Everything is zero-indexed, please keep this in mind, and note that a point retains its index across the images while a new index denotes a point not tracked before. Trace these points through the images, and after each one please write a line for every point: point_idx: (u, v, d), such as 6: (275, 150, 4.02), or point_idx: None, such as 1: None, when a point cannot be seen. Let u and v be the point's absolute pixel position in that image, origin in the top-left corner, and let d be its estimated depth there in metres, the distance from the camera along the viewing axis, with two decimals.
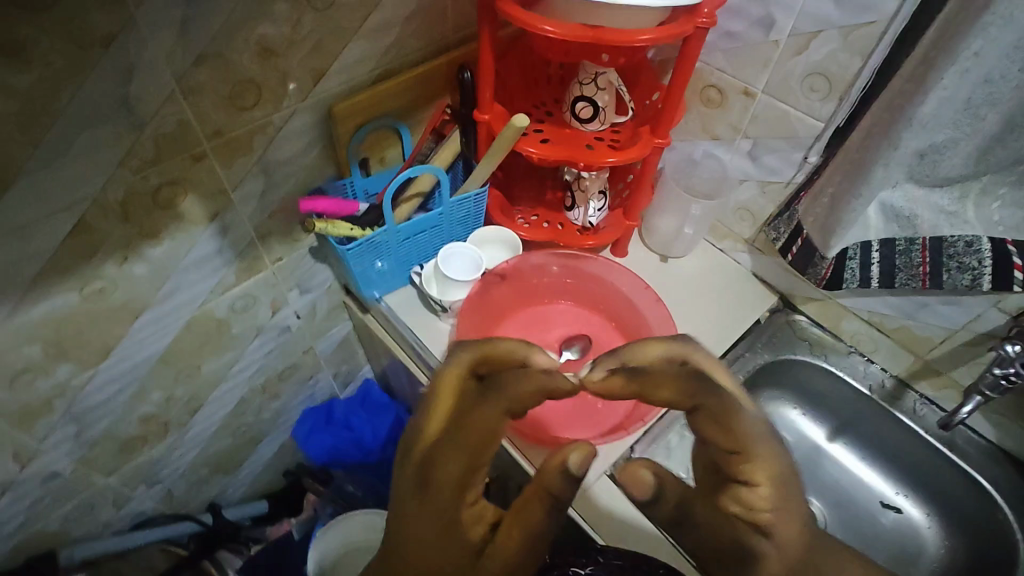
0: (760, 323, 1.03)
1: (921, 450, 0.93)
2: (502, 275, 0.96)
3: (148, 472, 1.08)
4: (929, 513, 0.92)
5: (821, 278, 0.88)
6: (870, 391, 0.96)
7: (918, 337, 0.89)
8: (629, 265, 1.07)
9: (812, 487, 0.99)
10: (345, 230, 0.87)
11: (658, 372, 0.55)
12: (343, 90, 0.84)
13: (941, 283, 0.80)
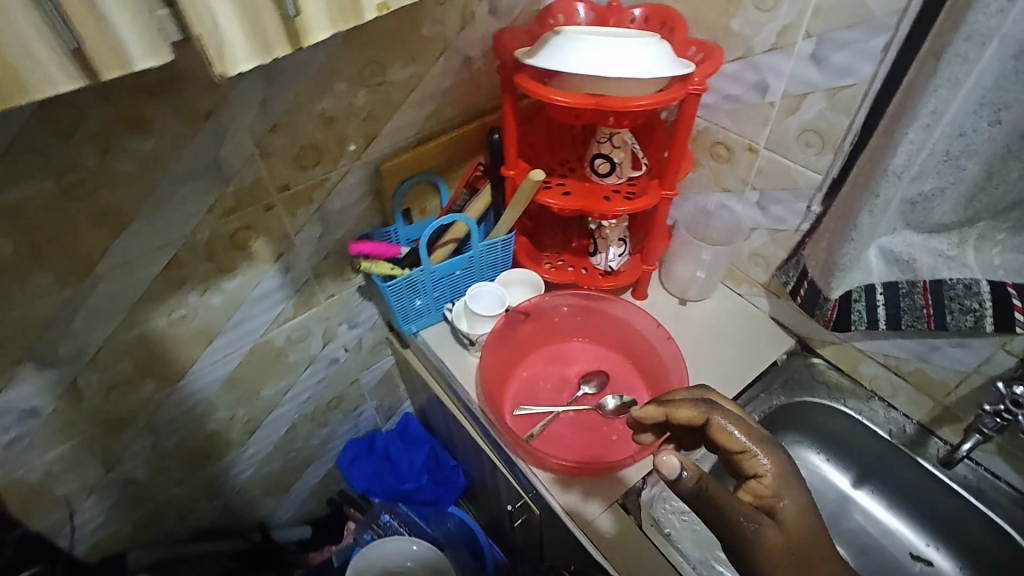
0: (776, 365, 1.05)
1: (948, 499, 0.91)
2: (524, 313, 1.04)
3: (208, 487, 1.20)
4: (960, 567, 0.90)
5: (828, 320, 0.91)
6: (892, 436, 0.95)
7: (934, 381, 0.90)
8: (649, 307, 1.14)
9: (837, 533, 0.98)
10: (386, 270, 0.99)
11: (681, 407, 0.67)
12: (389, 151, 0.98)
13: (946, 325, 0.82)
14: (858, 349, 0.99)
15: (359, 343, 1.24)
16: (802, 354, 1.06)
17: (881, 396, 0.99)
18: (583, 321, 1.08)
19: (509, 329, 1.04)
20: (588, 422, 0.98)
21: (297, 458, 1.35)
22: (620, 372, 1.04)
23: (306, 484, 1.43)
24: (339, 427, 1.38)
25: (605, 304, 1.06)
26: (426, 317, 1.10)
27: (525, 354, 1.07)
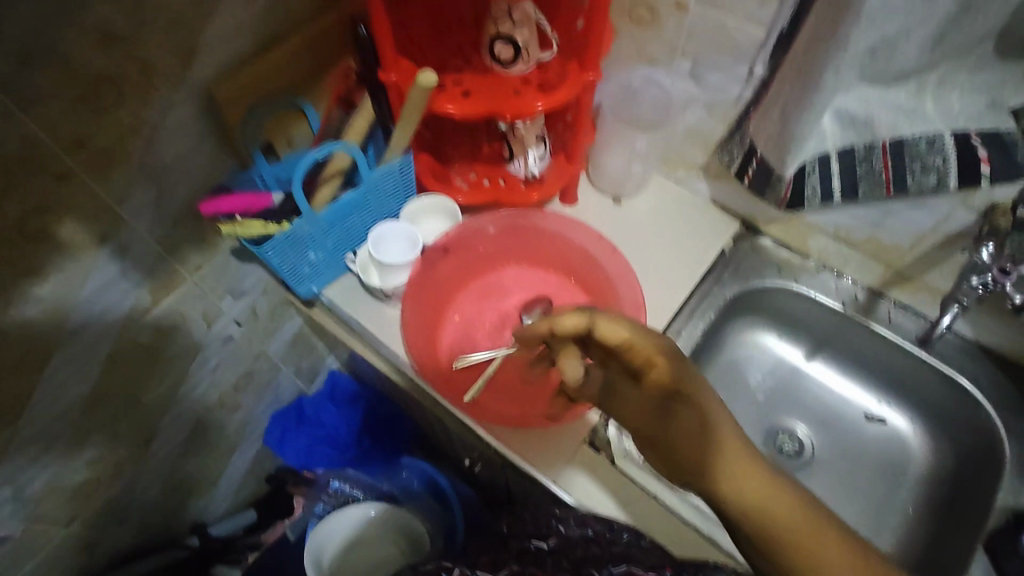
0: (725, 254, 0.97)
1: (902, 360, 0.90)
2: (444, 248, 0.87)
3: (113, 511, 1.02)
4: (911, 419, 0.92)
5: (781, 200, 0.82)
6: (845, 307, 0.92)
7: (887, 246, 0.85)
8: (581, 213, 1.00)
9: (795, 410, 0.97)
10: (259, 228, 0.77)
11: (565, 315, 0.64)
12: (224, 68, 0.73)
13: (905, 188, 0.75)
14: (808, 224, 0.91)
15: (254, 313, 1.04)
16: (748, 236, 0.98)
17: (832, 267, 0.94)
18: (512, 244, 0.93)
19: (429, 270, 0.87)
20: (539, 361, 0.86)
21: (216, 449, 1.18)
22: (564, 295, 0.92)
23: (236, 471, 1.27)
24: (258, 404, 1.21)
25: (534, 220, 0.90)
26: (326, 272, 0.90)
27: (452, 295, 0.90)
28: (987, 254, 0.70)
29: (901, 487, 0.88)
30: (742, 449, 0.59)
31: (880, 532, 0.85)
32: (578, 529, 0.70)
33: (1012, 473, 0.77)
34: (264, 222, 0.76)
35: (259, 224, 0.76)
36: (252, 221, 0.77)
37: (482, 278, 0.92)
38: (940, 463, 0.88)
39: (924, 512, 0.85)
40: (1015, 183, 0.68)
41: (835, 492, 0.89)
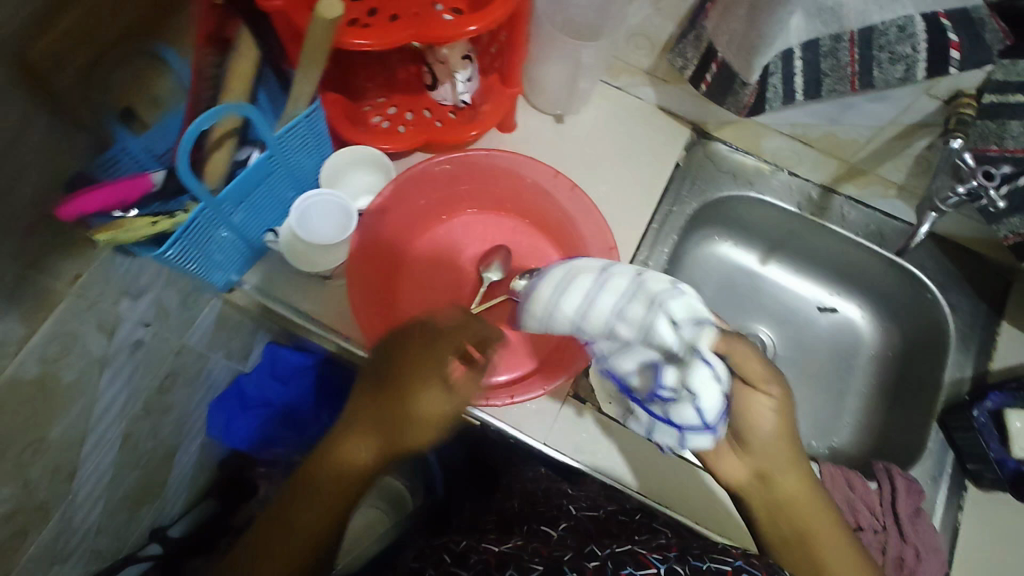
0: (680, 166, 0.91)
1: (856, 253, 0.90)
2: (382, 211, 0.75)
3: (56, 552, 0.89)
4: (860, 306, 0.96)
5: (743, 107, 0.75)
6: (800, 208, 0.90)
7: (844, 142, 0.82)
8: (522, 140, 0.90)
9: (755, 314, 0.98)
10: (146, 227, 0.61)
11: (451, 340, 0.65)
12: (36, 19, 0.49)
13: (872, 83, 0.70)
14: (763, 125, 0.86)
15: (161, 308, 0.88)
16: (701, 143, 0.92)
17: (784, 167, 0.92)
18: (455, 189, 0.81)
19: (369, 240, 0.75)
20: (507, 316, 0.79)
21: (157, 455, 1.06)
22: (521, 238, 0.84)
23: (183, 468, 1.16)
24: (190, 398, 1.08)
25: (477, 160, 0.78)
26: (243, 257, 0.76)
27: (397, 260, 0.80)
28: (970, 162, 0.68)
29: (853, 372, 0.93)
30: (818, 510, 0.62)
31: (839, 417, 0.91)
32: (588, 511, 0.71)
33: (956, 348, 0.83)
34: (153, 219, 0.61)
35: (147, 223, 0.61)
36: (135, 220, 0.60)
37: (427, 235, 0.82)
38: (888, 343, 0.93)
39: (874, 391, 0.91)
40: (983, 68, 0.65)
41: (796, 386, 0.94)
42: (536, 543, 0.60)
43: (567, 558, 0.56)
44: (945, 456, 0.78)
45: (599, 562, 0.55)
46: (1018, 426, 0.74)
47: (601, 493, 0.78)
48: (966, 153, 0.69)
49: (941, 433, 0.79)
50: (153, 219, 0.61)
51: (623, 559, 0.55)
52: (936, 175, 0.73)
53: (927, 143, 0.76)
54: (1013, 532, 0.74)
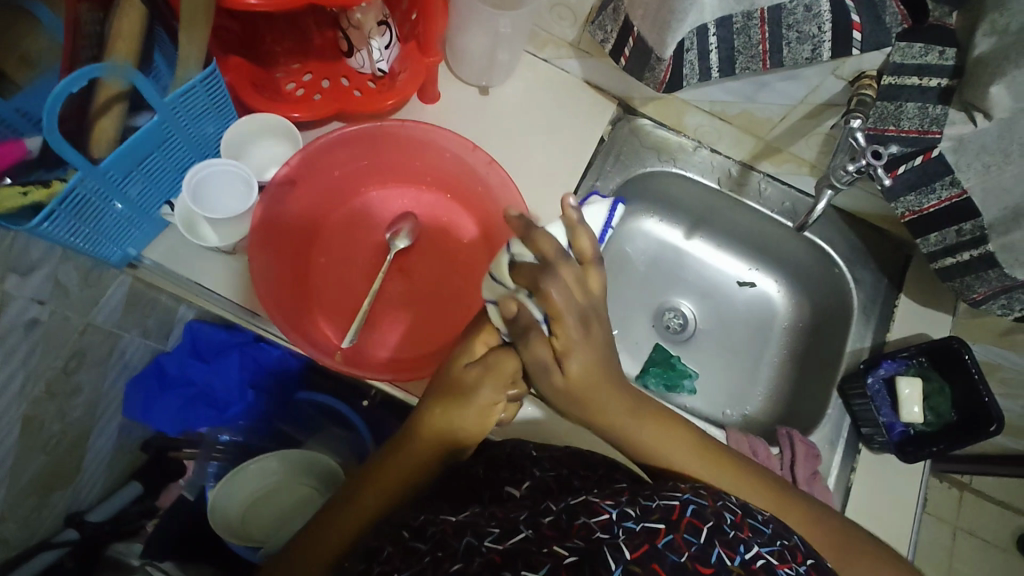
0: (604, 141, 0.91)
1: (770, 228, 0.94)
2: (289, 181, 0.72)
3: None
4: (776, 280, 0.99)
5: (660, 83, 0.74)
6: (720, 183, 0.92)
7: (759, 120, 0.84)
8: (444, 112, 0.88)
9: (677, 288, 1.01)
10: (16, 195, 0.56)
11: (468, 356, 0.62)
12: None
13: (782, 62, 0.71)
14: (682, 101, 0.87)
15: None
16: (625, 118, 0.92)
17: (705, 143, 0.93)
18: (372, 159, 0.79)
19: (276, 212, 0.72)
20: (425, 291, 0.79)
21: (66, 439, 1.00)
22: (442, 212, 0.82)
23: (100, 451, 1.12)
24: (103, 378, 1.03)
25: (393, 130, 0.75)
26: (138, 230, 0.72)
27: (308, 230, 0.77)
28: (861, 140, 0.68)
29: (769, 343, 0.97)
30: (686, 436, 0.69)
31: (753, 386, 0.95)
32: (551, 471, 0.71)
33: (858, 320, 0.87)
34: (23, 188, 0.57)
35: (16, 193, 0.56)
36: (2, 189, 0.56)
37: (339, 206, 0.80)
38: (800, 317, 0.97)
39: (784, 361, 0.96)
40: (883, 50, 0.67)
41: (713, 357, 0.98)
42: (493, 507, 0.62)
43: (525, 517, 0.58)
44: (842, 422, 0.82)
45: (554, 515, 0.57)
46: (907, 392, 0.79)
47: (566, 451, 0.75)
48: (861, 131, 0.68)
49: (840, 400, 0.83)
50: (22, 188, 0.56)
51: (577, 509, 0.57)
52: (836, 153, 0.72)
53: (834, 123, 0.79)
54: (899, 491, 0.79)
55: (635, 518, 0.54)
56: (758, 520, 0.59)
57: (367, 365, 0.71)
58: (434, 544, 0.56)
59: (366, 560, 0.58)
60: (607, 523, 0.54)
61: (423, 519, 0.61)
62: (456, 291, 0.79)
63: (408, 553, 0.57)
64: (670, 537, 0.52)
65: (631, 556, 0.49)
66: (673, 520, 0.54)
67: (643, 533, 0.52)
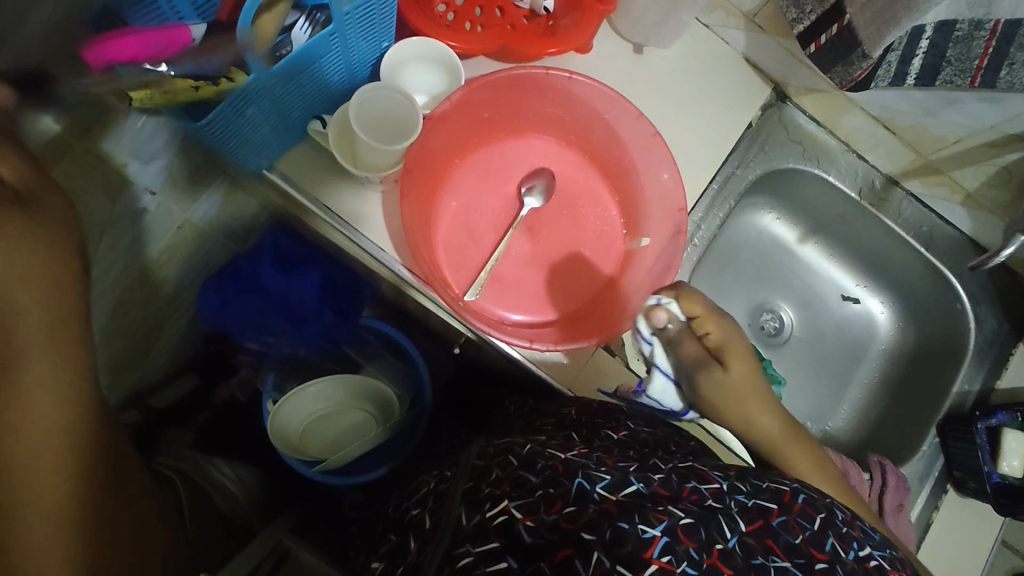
0: (750, 127, 0.85)
1: (898, 249, 0.89)
2: (444, 119, 0.68)
3: None
4: (885, 303, 0.95)
5: (851, 79, 0.70)
6: (859, 194, 0.87)
7: (930, 136, 0.78)
8: (596, 66, 0.81)
9: (779, 290, 0.98)
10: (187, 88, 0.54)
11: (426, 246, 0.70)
12: None
13: (995, 83, 0.64)
14: (849, 99, 0.81)
15: None
16: (776, 105, 0.86)
17: (855, 149, 0.87)
18: (523, 106, 0.74)
19: (425, 151, 0.68)
20: (553, 258, 0.75)
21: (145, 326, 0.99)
22: (578, 176, 0.79)
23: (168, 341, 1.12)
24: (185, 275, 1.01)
25: (557, 83, 0.71)
26: (278, 142, 0.68)
27: (443, 171, 0.73)
28: None
29: (862, 363, 0.95)
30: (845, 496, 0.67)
31: (838, 402, 0.94)
32: (647, 428, 0.64)
33: (971, 362, 0.84)
34: (195, 83, 0.54)
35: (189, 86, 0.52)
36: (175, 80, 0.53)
37: (477, 149, 0.76)
38: (901, 344, 0.94)
39: (876, 386, 0.93)
40: None
41: (805, 369, 0.95)
42: (600, 452, 0.53)
43: (633, 469, 0.51)
44: (936, 461, 0.82)
45: (663, 474, 0.51)
46: (1012, 446, 0.77)
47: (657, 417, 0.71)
48: None
49: (936, 439, 0.82)
50: (195, 83, 0.54)
51: (687, 473, 0.51)
52: None
53: (1018, 157, 0.74)
54: (973, 536, 0.79)
55: (747, 495, 0.49)
56: (868, 526, 0.51)
57: (486, 321, 0.68)
58: (546, 479, 0.49)
59: (474, 478, 0.52)
60: (718, 492, 0.49)
61: (530, 449, 0.54)
62: (583, 263, 0.75)
63: (518, 483, 0.49)
64: (783, 518, 0.47)
65: (747, 529, 0.45)
66: (786, 503, 0.49)
67: (756, 510, 0.47)
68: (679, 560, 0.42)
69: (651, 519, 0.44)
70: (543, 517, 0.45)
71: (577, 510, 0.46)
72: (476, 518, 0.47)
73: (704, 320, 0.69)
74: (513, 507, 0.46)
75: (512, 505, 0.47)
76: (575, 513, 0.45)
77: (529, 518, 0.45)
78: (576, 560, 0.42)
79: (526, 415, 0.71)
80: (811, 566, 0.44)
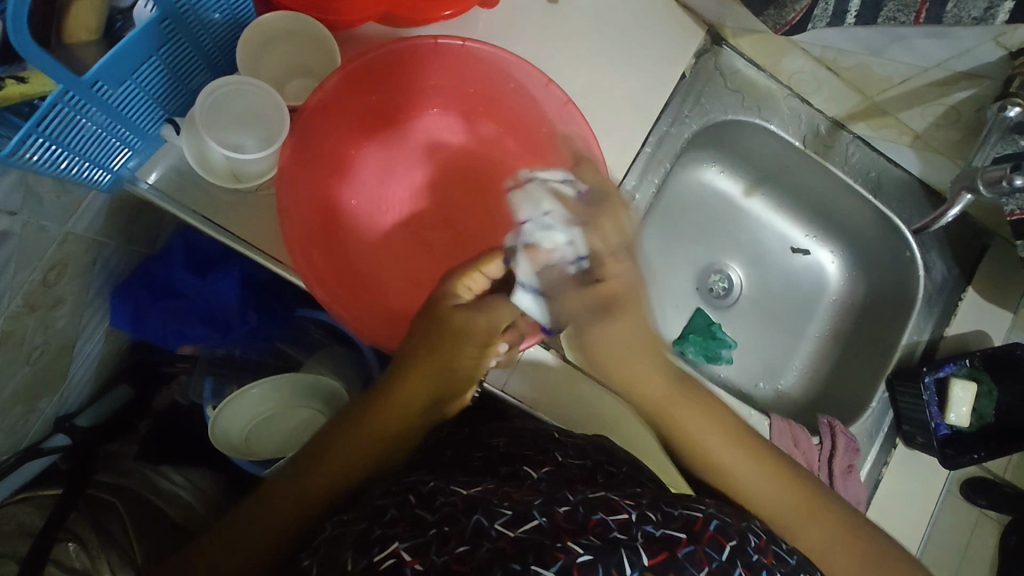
0: (684, 78, 0.77)
1: (847, 199, 0.84)
2: (324, 108, 0.59)
3: None
4: (834, 251, 0.91)
5: (786, 23, 0.65)
6: (804, 143, 0.81)
7: (875, 77, 0.71)
8: (503, 22, 0.71)
9: (726, 249, 0.94)
10: None
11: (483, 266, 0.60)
12: None
13: (941, 18, 0.57)
14: (790, 40, 0.72)
15: (26, 191, 0.69)
16: (712, 50, 0.78)
17: (799, 93, 0.80)
18: (423, 80, 0.65)
19: (307, 147, 0.59)
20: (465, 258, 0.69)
21: (50, 348, 0.88)
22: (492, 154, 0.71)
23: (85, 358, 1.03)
24: (90, 290, 0.92)
25: (451, 52, 0.61)
26: (131, 147, 0.58)
27: (337, 165, 0.65)
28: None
29: (813, 318, 0.92)
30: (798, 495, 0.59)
31: (790, 359, 0.91)
32: (576, 459, 0.59)
33: (920, 311, 0.82)
34: None
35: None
36: None
37: (377, 137, 0.68)
38: (852, 293, 0.90)
39: (828, 339, 0.91)
40: None
41: (755, 328, 0.92)
42: (507, 486, 0.49)
43: (539, 501, 0.46)
44: (885, 417, 0.81)
45: (570, 505, 0.46)
46: (958, 395, 0.76)
47: (591, 442, 0.63)
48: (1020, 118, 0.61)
49: (885, 394, 0.81)
50: None
51: (596, 502, 0.47)
52: (982, 145, 0.66)
53: (966, 97, 0.68)
54: (923, 487, 0.80)
55: (656, 524, 0.45)
56: (782, 547, 0.49)
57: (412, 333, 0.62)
58: (443, 515, 0.45)
59: (370, 519, 0.47)
60: (625, 523, 0.44)
61: (432, 486, 0.49)
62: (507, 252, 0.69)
63: (414, 521, 0.45)
64: (690, 548, 0.43)
65: (649, 562, 0.41)
66: (695, 531, 0.45)
67: (663, 540, 0.43)
68: None
69: (546, 560, 0.40)
70: (433, 559, 0.41)
71: (470, 549, 0.42)
72: (362, 563, 0.42)
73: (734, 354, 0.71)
74: (403, 549, 0.42)
75: (400, 548, 0.42)
76: (467, 553, 0.41)
77: (416, 561, 0.41)
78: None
79: (452, 443, 0.64)
80: None
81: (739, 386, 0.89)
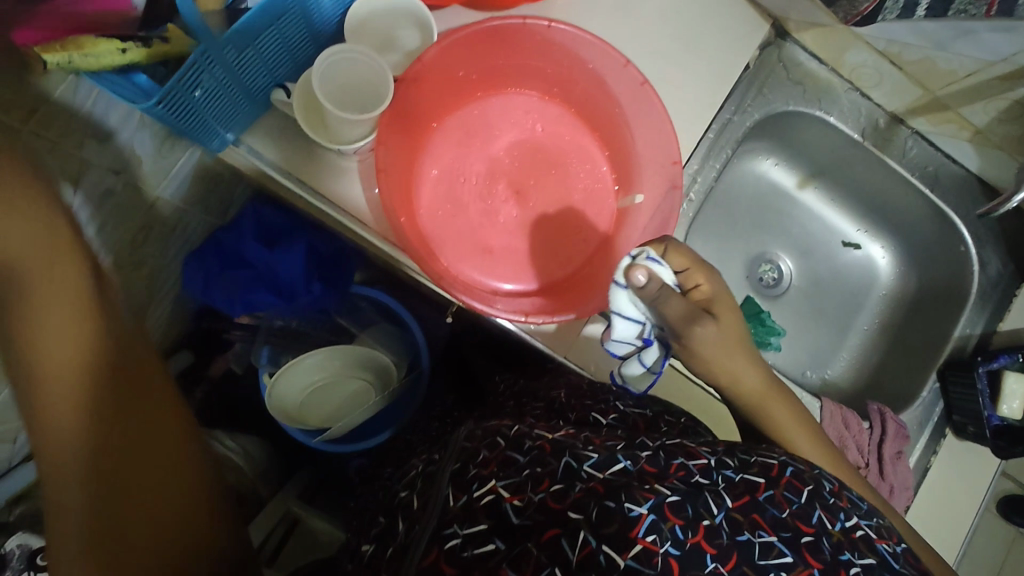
0: (748, 69, 0.79)
1: (902, 192, 0.85)
2: (417, 81, 0.63)
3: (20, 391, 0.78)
4: (885, 245, 0.93)
5: (855, 15, 0.69)
6: (863, 135, 0.83)
7: (939, 71, 0.73)
8: (578, 8, 0.74)
9: (779, 239, 0.96)
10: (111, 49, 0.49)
11: None
12: None
13: (1013, 12, 0.60)
14: (855, 33, 0.74)
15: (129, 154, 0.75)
16: (776, 43, 0.80)
17: (859, 87, 0.81)
18: (504, 60, 0.69)
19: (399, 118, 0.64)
20: (525, 275, 0.71)
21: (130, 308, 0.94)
22: (563, 132, 0.75)
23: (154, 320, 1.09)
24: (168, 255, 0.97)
25: (536, 33, 0.65)
26: (240, 111, 0.63)
27: (421, 137, 0.70)
28: None
29: (860, 310, 0.93)
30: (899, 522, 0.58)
31: (836, 350, 0.93)
32: (636, 407, 0.61)
33: (973, 305, 0.83)
34: (121, 44, 0.50)
35: (114, 49, 0.49)
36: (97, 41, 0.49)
37: (456, 112, 0.73)
38: (903, 288, 0.92)
39: (876, 331, 0.92)
40: None
41: (803, 317, 0.94)
42: (587, 431, 0.48)
43: (620, 447, 0.46)
44: (935, 405, 0.82)
45: (650, 451, 0.46)
46: (1012, 388, 0.77)
47: (650, 398, 0.66)
48: None
49: (936, 384, 0.82)
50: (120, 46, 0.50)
51: (673, 448, 0.46)
52: None
53: None
54: (972, 478, 0.80)
55: (733, 469, 0.45)
56: (852, 492, 0.48)
57: (476, 296, 0.64)
58: (533, 458, 0.44)
59: (461, 459, 0.47)
60: (705, 468, 0.44)
61: (517, 429, 0.49)
62: (575, 224, 0.73)
63: (506, 462, 0.44)
64: (769, 491, 0.43)
65: (734, 505, 0.41)
66: (772, 476, 0.45)
67: (743, 484, 0.43)
68: (664, 540, 0.38)
69: (637, 498, 0.40)
70: (530, 498, 0.41)
71: (564, 488, 0.42)
72: (462, 500, 0.43)
73: (697, 274, 0.58)
74: (500, 486, 0.42)
75: (499, 485, 0.43)
76: (561, 490, 0.41)
77: (516, 497, 0.41)
78: (563, 539, 0.39)
79: (516, 396, 0.68)
80: (797, 541, 0.40)
81: (787, 372, 0.91)
